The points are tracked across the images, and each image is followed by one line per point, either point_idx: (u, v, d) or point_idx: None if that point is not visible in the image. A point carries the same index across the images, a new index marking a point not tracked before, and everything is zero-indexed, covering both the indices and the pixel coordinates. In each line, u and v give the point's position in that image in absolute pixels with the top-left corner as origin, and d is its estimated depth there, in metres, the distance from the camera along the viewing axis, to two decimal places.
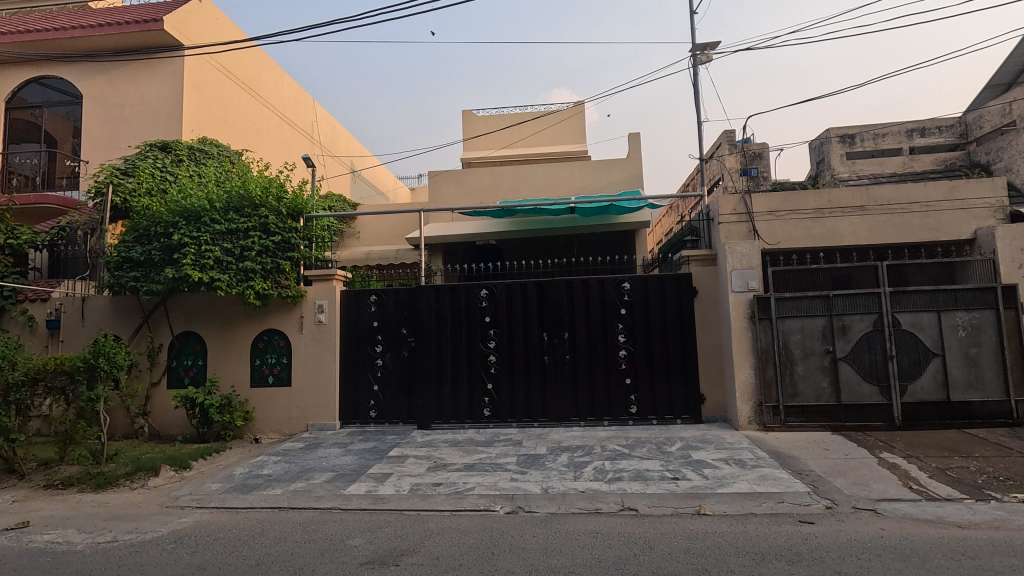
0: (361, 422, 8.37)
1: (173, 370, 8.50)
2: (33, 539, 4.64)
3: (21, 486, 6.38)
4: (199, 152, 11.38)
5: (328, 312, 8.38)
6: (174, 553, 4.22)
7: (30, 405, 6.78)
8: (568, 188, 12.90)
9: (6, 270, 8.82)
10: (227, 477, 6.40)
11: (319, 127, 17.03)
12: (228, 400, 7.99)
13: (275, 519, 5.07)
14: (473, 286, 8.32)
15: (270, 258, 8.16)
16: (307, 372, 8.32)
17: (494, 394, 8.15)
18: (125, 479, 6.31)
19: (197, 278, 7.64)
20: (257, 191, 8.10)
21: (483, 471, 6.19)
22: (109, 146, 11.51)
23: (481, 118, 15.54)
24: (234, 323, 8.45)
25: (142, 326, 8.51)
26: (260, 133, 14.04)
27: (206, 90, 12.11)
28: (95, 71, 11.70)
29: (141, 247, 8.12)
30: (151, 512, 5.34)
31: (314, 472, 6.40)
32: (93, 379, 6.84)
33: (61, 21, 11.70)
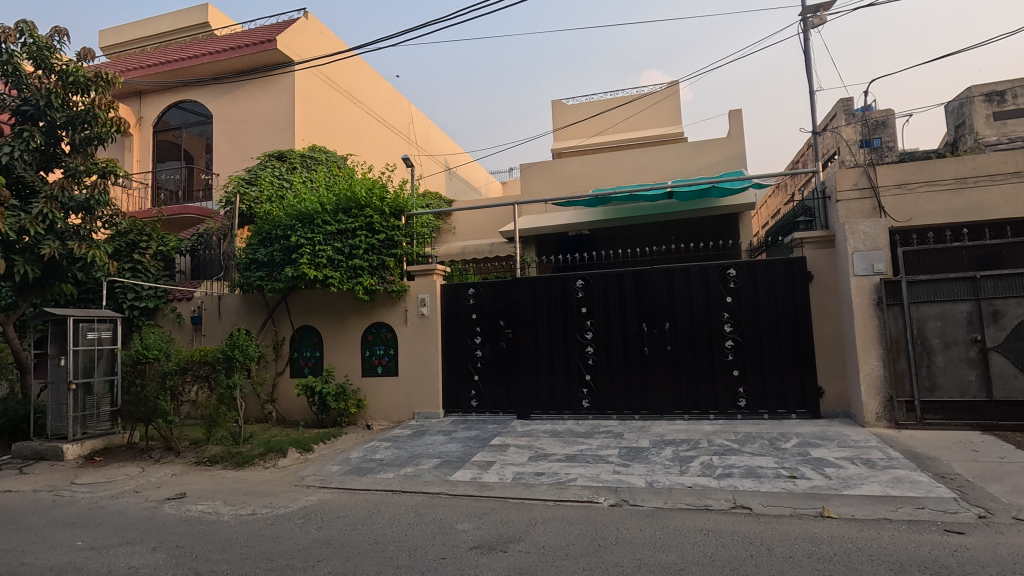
0: (463, 410, 8.65)
1: (294, 361, 9.27)
2: (190, 508, 5.29)
3: (178, 461, 7.28)
4: (310, 159, 12.26)
5: (429, 305, 8.74)
6: (304, 528, 4.61)
7: (181, 391, 7.70)
8: (664, 173, 12.43)
9: (158, 274, 10.07)
10: (345, 460, 6.90)
11: (414, 128, 17.71)
12: (342, 389, 8.62)
13: (389, 501, 5.38)
14: (569, 277, 8.28)
15: (376, 255, 8.66)
16: (413, 363, 8.73)
17: (593, 385, 8.07)
18: (259, 458, 7.01)
19: (313, 276, 8.25)
20: (363, 192, 8.61)
21: (585, 462, 6.16)
22: (237, 159, 12.77)
23: (571, 107, 15.37)
24: (345, 316, 9.05)
25: (268, 320, 9.37)
26: (362, 138, 14.89)
27: (314, 101, 13.02)
28: (222, 92, 12.99)
29: (264, 249, 8.90)
30: (283, 490, 5.89)
31: (422, 458, 6.71)
32: (231, 368, 7.67)
33: (193, 50, 13.08)
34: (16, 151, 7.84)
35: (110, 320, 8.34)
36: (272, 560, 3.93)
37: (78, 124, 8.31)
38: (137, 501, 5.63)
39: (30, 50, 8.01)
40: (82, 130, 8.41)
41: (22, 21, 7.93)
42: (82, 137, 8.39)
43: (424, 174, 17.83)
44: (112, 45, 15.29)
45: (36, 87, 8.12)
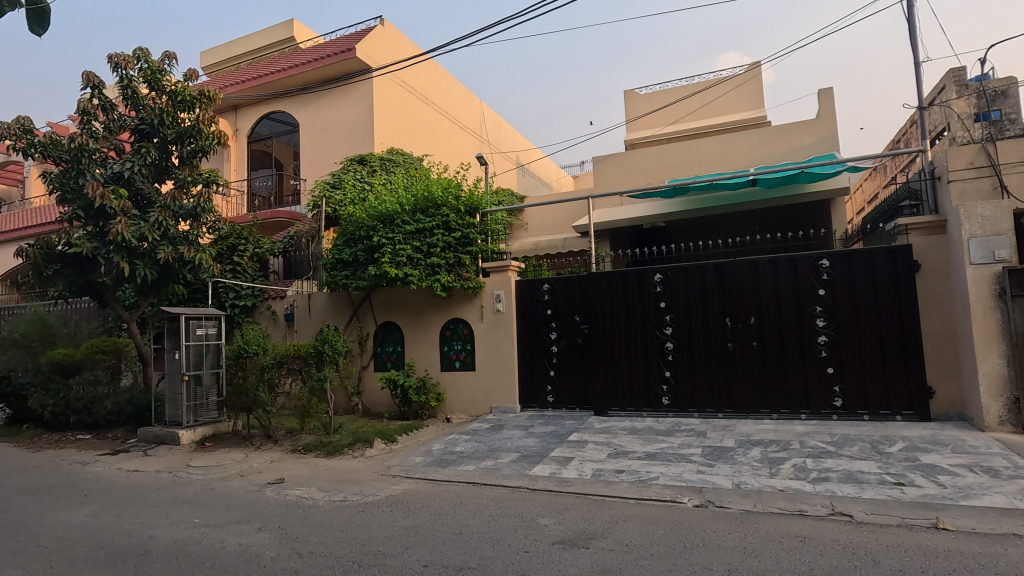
0: (540, 406, 8.69)
1: (378, 355, 9.70)
2: (289, 493, 5.68)
3: (276, 448, 7.82)
4: (388, 162, 12.72)
5: (505, 301, 8.82)
6: (392, 516, 4.81)
7: (277, 383, 8.24)
8: (746, 160, 11.81)
9: (254, 274, 10.88)
10: (427, 451, 7.13)
11: (487, 127, 17.92)
12: (423, 382, 8.92)
13: (471, 493, 5.51)
14: (647, 271, 8.08)
15: (453, 253, 8.85)
16: (489, 357, 8.86)
17: (673, 381, 7.84)
18: (348, 448, 7.41)
19: (394, 275, 8.57)
20: (440, 192, 8.85)
21: (667, 461, 5.99)
22: (322, 165, 13.52)
23: (645, 96, 14.96)
24: (424, 313, 9.34)
25: (353, 317, 9.86)
26: (437, 139, 15.26)
27: (391, 105, 13.51)
28: (307, 102, 13.76)
29: (349, 249, 9.35)
30: (371, 478, 6.18)
31: (501, 452, 6.80)
32: (322, 363, 8.14)
33: (281, 63, 13.92)
34: (135, 165, 8.72)
35: (215, 318, 9.09)
36: (364, 545, 4.13)
37: (186, 139, 9.14)
38: (243, 484, 6.11)
39: (145, 74, 8.85)
40: (189, 143, 9.24)
41: (138, 49, 8.77)
42: (189, 150, 9.23)
43: (497, 172, 18.03)
44: (211, 64, 16.61)
45: (150, 107, 8.98)
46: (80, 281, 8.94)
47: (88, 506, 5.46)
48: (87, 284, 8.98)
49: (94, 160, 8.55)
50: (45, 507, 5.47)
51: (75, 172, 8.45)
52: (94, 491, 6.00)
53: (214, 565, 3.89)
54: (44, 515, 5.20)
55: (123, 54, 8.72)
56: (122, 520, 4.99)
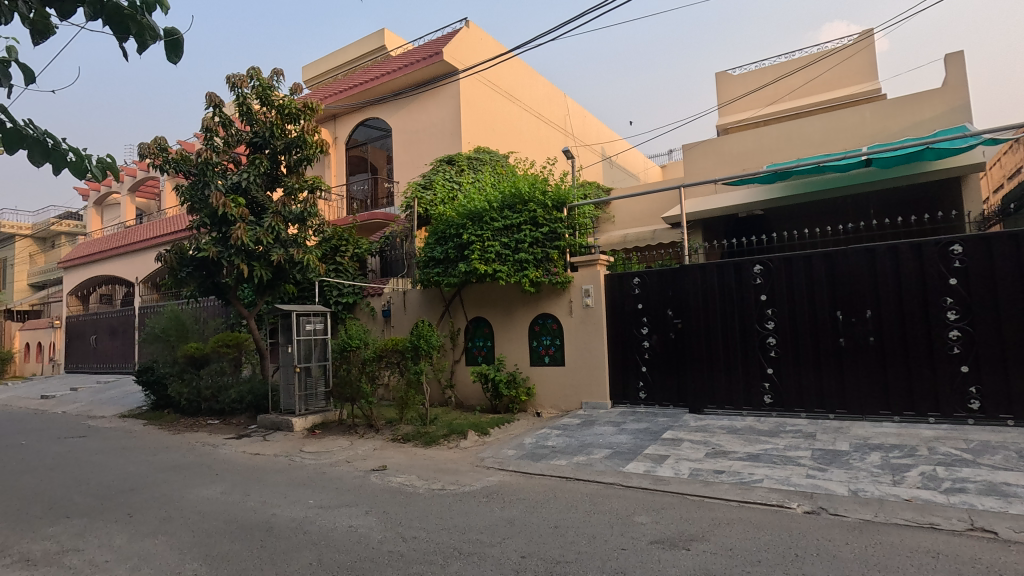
0: (631, 402, 8.51)
1: (469, 350, 9.96)
2: (391, 480, 6.00)
3: (378, 437, 8.27)
4: (476, 160, 13.00)
5: (594, 295, 8.72)
6: (489, 506, 4.93)
7: (378, 376, 8.71)
8: (856, 139, 10.83)
9: (355, 273, 11.56)
10: (519, 444, 7.23)
11: (571, 120, 17.77)
12: (513, 376, 9.02)
13: (565, 487, 5.51)
14: (745, 262, 7.65)
15: (541, 248, 8.87)
16: (579, 353, 8.81)
17: (776, 379, 7.37)
18: (444, 439, 7.69)
19: (484, 271, 8.74)
20: (527, 188, 8.91)
21: (772, 463, 5.65)
22: (414, 167, 14.08)
23: (739, 78, 14.15)
24: (513, 308, 9.45)
25: (445, 312, 10.19)
26: (522, 135, 15.37)
27: (477, 105, 13.78)
28: (398, 107, 14.36)
29: (440, 247, 9.66)
30: (467, 469, 6.38)
31: (592, 447, 6.74)
32: (418, 357, 8.48)
33: (374, 72, 14.63)
34: (251, 175, 9.54)
35: (322, 314, 9.76)
36: (463, 533, 4.27)
37: (293, 148, 9.89)
38: (349, 470, 6.53)
39: (258, 91, 9.65)
40: (296, 153, 9.97)
41: (251, 69, 9.58)
42: (296, 159, 9.98)
43: (583, 165, 17.83)
44: (312, 78, 17.82)
45: (262, 121, 9.77)
46: (208, 281, 9.93)
47: (219, 484, 6.09)
48: (213, 285, 9.97)
49: (216, 172, 9.45)
50: (185, 483, 6.17)
51: (201, 184, 9.37)
52: (224, 471, 6.68)
53: (328, 544, 4.20)
54: (185, 490, 5.86)
55: (239, 75, 9.57)
56: (249, 498, 5.52)
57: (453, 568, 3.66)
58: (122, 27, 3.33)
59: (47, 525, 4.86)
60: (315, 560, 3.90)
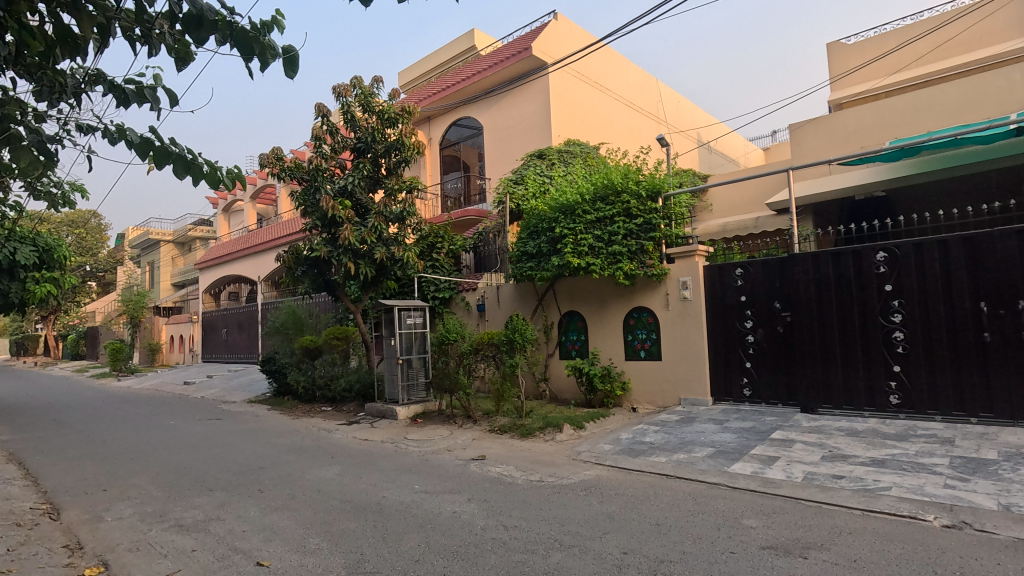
0: (734, 399, 8.08)
1: (563, 344, 9.96)
2: (490, 469, 6.16)
3: (476, 427, 8.53)
4: (566, 154, 12.94)
5: (693, 288, 8.38)
6: (588, 500, 4.91)
7: (474, 368, 8.97)
8: (1002, 105, 9.49)
9: (450, 269, 11.95)
10: (616, 439, 7.13)
11: (665, 106, 17.13)
12: (608, 370, 8.91)
13: (666, 485, 5.35)
14: (866, 249, 6.99)
15: (635, 240, 8.65)
16: (677, 347, 8.51)
17: (904, 378, 6.67)
18: (540, 431, 7.77)
19: (577, 264, 8.67)
20: (620, 179, 8.72)
21: (901, 470, 5.12)
22: (505, 164, 14.28)
23: (856, 47, 12.90)
24: (608, 301, 9.32)
25: (538, 306, 10.27)
26: (613, 125, 15.05)
27: (567, 97, 13.68)
28: (489, 105, 14.62)
29: (533, 241, 9.69)
30: (564, 462, 6.40)
31: (694, 445, 6.49)
32: (513, 351, 8.61)
33: (465, 72, 14.98)
34: (355, 179, 10.15)
35: (421, 308, 10.23)
36: (563, 525, 4.29)
37: (393, 151, 10.41)
38: (451, 458, 6.79)
39: (360, 99, 10.25)
40: (395, 155, 10.48)
41: (354, 78, 10.19)
42: (395, 161, 10.49)
43: (678, 152, 17.11)
44: (408, 82, 18.61)
45: (364, 127, 10.36)
46: (320, 279, 10.72)
47: (335, 466, 6.58)
48: (324, 282, 10.74)
49: (325, 177, 10.17)
50: (306, 464, 6.74)
51: (312, 189, 10.12)
52: (338, 454, 7.22)
53: (434, 527, 4.39)
54: (306, 471, 6.40)
55: (344, 85, 10.21)
56: (361, 480, 5.92)
57: (555, 559, 3.69)
58: (248, 48, 3.74)
59: (194, 496, 5.52)
60: (423, 542, 4.09)
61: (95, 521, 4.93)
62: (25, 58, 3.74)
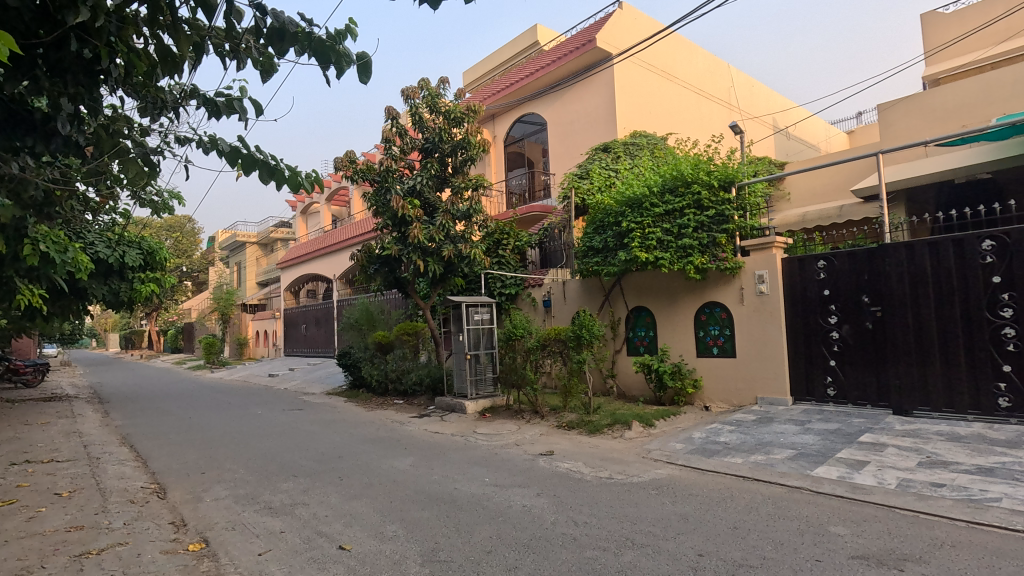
0: (817, 399, 7.63)
1: (631, 340, 9.78)
2: (559, 464, 6.17)
3: (543, 423, 8.56)
4: (632, 146, 12.67)
5: (770, 282, 7.98)
6: (660, 500, 4.81)
7: (541, 364, 8.98)
8: None
9: (516, 265, 12.03)
10: (688, 438, 6.92)
11: (737, 92, 16.37)
12: (678, 368, 8.66)
13: (743, 487, 5.14)
14: (970, 237, 6.40)
15: (707, 232, 8.35)
16: (753, 343, 8.13)
17: (1016, 379, 6.06)
18: (608, 428, 7.69)
19: (645, 259, 8.48)
20: (689, 169, 8.44)
21: (1012, 480, 4.65)
22: (570, 158, 14.18)
23: (955, 17, 11.79)
24: (678, 296, 9.05)
25: (605, 302, 10.13)
26: (682, 114, 14.57)
27: (633, 87, 13.38)
28: (553, 100, 14.56)
29: (599, 236, 9.56)
30: (633, 460, 6.29)
31: (773, 447, 6.19)
32: (580, 346, 8.54)
33: (528, 68, 14.99)
34: (423, 179, 10.42)
35: (488, 305, 10.38)
36: (635, 524, 4.22)
37: (459, 150, 10.61)
38: (519, 453, 6.85)
39: (428, 100, 10.50)
40: (462, 153, 10.68)
41: (421, 80, 10.45)
42: (461, 160, 10.67)
43: (753, 140, 16.31)
44: (472, 82, 18.87)
45: (432, 128, 10.60)
46: (391, 277, 11.10)
47: (408, 457, 6.81)
48: (395, 279, 11.12)
49: (395, 178, 10.50)
50: (381, 454, 7.02)
51: (383, 190, 10.49)
52: (411, 446, 7.47)
53: (505, 520, 4.46)
54: (382, 461, 6.67)
55: (412, 87, 10.49)
56: (433, 471, 6.10)
57: (627, 558, 3.64)
58: (325, 57, 3.95)
59: (281, 481, 5.89)
60: (495, 534, 4.16)
61: (196, 501, 5.37)
62: (133, 79, 4.12)
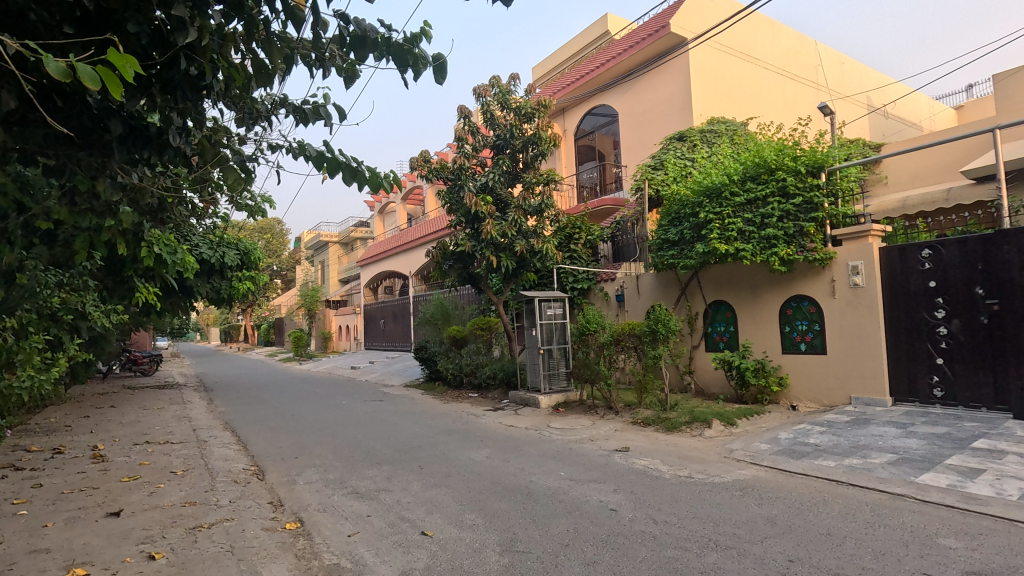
0: (921, 400, 7.04)
1: (709, 335, 9.43)
2: (635, 461, 6.07)
3: (618, 419, 8.45)
4: (709, 133, 12.16)
5: (866, 274, 7.41)
6: (744, 501, 4.61)
7: (615, 360, 8.85)
8: None
9: (588, 259, 11.91)
10: (774, 439, 6.58)
11: (826, 70, 15.26)
12: (762, 364, 8.24)
13: (837, 492, 4.83)
14: None
15: (793, 221, 7.87)
16: (846, 340, 7.60)
17: None
18: (686, 426, 7.47)
19: (725, 251, 8.12)
20: (773, 155, 7.99)
21: None
22: (642, 149, 13.83)
23: None
24: (761, 289, 8.61)
25: (682, 296, 9.82)
26: (763, 97, 13.80)
27: (709, 72, 12.83)
28: (624, 90, 14.26)
29: (674, 228, 9.25)
30: (714, 459, 6.07)
31: (870, 450, 5.76)
32: (656, 342, 8.32)
33: (599, 59, 14.76)
34: (495, 176, 10.54)
35: (560, 299, 10.37)
36: (718, 525, 4.08)
37: (530, 146, 10.65)
38: (594, 448, 6.81)
39: (498, 98, 10.58)
40: (533, 148, 10.71)
41: (492, 78, 10.56)
42: (532, 156, 10.74)
43: (844, 121, 15.17)
44: (541, 76, 18.84)
45: (503, 124, 10.69)
46: (465, 272, 11.32)
47: (485, 449, 6.95)
48: (468, 275, 11.34)
49: (468, 175, 10.66)
50: (458, 445, 7.21)
51: (457, 187, 10.67)
52: (487, 438, 7.62)
53: (582, 514, 4.45)
54: (459, 452, 6.85)
55: (483, 85, 10.63)
56: (509, 464, 6.19)
57: (710, 559, 3.53)
58: (403, 60, 4.07)
59: (366, 467, 6.19)
60: (572, 528, 4.17)
61: (291, 483, 5.76)
62: (231, 92, 4.44)
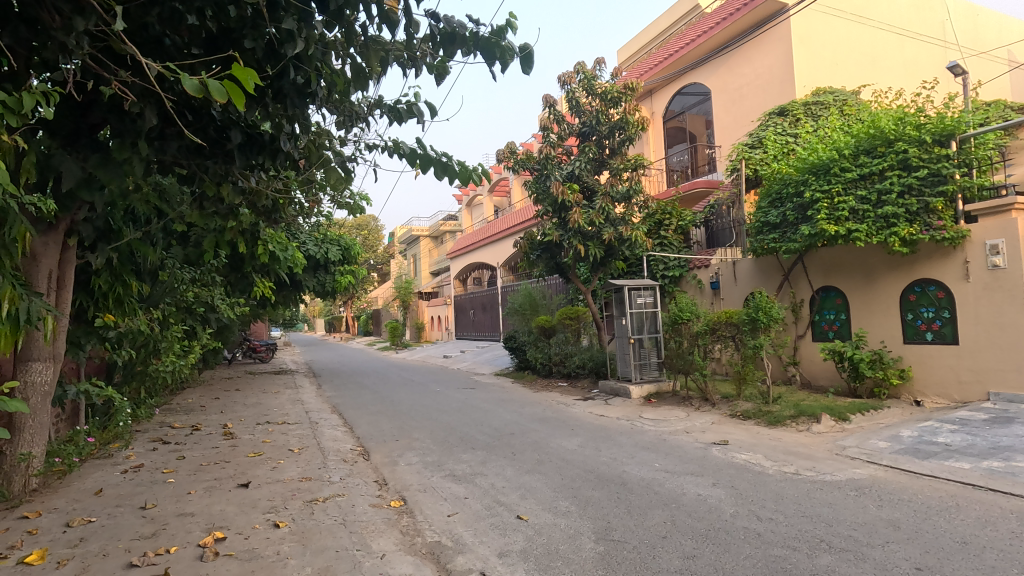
0: None
1: (817, 324, 8.78)
2: (735, 455, 5.80)
3: (715, 411, 8.11)
4: (815, 106, 11.25)
5: (1008, 254, 6.52)
6: (861, 502, 4.27)
7: (711, 350, 8.48)
8: None
9: (680, 245, 11.51)
10: (894, 437, 6.00)
11: (955, 24, 13.49)
12: (879, 356, 7.49)
13: (971, 497, 4.33)
14: None
15: (917, 197, 7.09)
16: (983, 328, 6.77)
17: None
18: (791, 420, 7.03)
19: (835, 232, 7.45)
20: (891, 125, 7.26)
21: None
22: (738, 127, 13.06)
23: None
24: (878, 274, 7.86)
25: (784, 283, 9.20)
26: (878, 62, 12.50)
27: (814, 39, 11.83)
28: (717, 66, 13.50)
29: (776, 210, 8.65)
30: (824, 456, 5.67)
31: (1014, 452, 5.09)
32: (756, 331, 7.88)
33: (689, 35, 14.08)
34: (581, 164, 10.45)
35: (651, 287, 10.09)
36: (831, 526, 3.82)
37: (617, 131, 10.41)
38: (690, 441, 6.59)
39: (584, 84, 10.41)
40: (620, 134, 10.47)
41: (577, 64, 10.42)
42: (619, 141, 10.50)
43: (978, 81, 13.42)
44: (626, 60, 18.35)
45: (588, 111, 10.54)
46: (552, 262, 11.36)
47: (577, 438, 6.96)
48: (556, 265, 11.35)
49: (555, 164, 10.59)
50: (550, 434, 7.26)
51: (543, 177, 10.67)
52: (578, 427, 7.62)
53: (679, 507, 4.34)
54: (551, 440, 6.89)
55: (568, 72, 10.50)
56: (602, 453, 6.14)
57: (823, 561, 3.31)
58: (490, 53, 4.11)
59: (461, 452, 6.43)
60: (669, 520, 4.07)
61: (393, 464, 6.11)
62: (333, 97, 4.74)
